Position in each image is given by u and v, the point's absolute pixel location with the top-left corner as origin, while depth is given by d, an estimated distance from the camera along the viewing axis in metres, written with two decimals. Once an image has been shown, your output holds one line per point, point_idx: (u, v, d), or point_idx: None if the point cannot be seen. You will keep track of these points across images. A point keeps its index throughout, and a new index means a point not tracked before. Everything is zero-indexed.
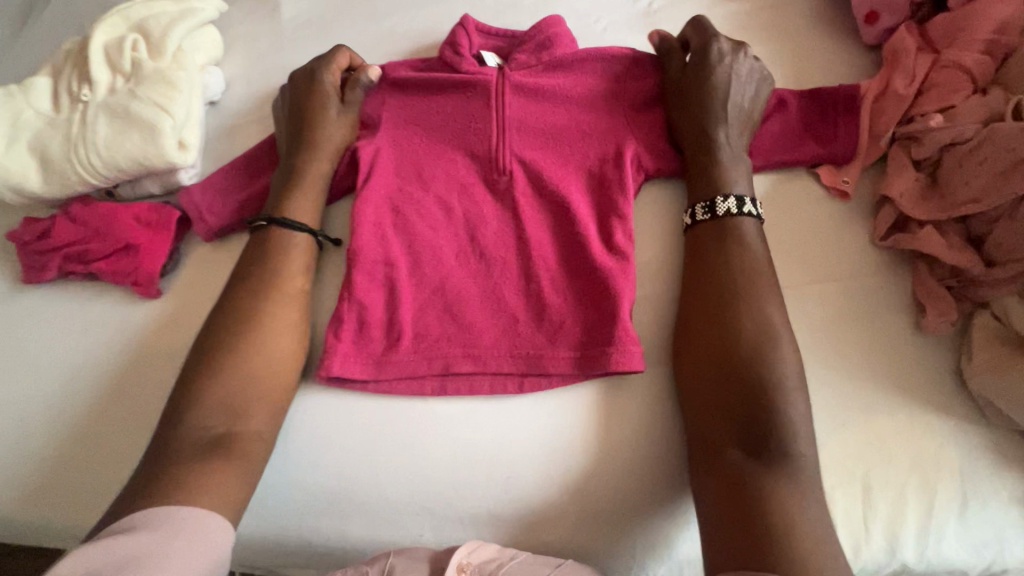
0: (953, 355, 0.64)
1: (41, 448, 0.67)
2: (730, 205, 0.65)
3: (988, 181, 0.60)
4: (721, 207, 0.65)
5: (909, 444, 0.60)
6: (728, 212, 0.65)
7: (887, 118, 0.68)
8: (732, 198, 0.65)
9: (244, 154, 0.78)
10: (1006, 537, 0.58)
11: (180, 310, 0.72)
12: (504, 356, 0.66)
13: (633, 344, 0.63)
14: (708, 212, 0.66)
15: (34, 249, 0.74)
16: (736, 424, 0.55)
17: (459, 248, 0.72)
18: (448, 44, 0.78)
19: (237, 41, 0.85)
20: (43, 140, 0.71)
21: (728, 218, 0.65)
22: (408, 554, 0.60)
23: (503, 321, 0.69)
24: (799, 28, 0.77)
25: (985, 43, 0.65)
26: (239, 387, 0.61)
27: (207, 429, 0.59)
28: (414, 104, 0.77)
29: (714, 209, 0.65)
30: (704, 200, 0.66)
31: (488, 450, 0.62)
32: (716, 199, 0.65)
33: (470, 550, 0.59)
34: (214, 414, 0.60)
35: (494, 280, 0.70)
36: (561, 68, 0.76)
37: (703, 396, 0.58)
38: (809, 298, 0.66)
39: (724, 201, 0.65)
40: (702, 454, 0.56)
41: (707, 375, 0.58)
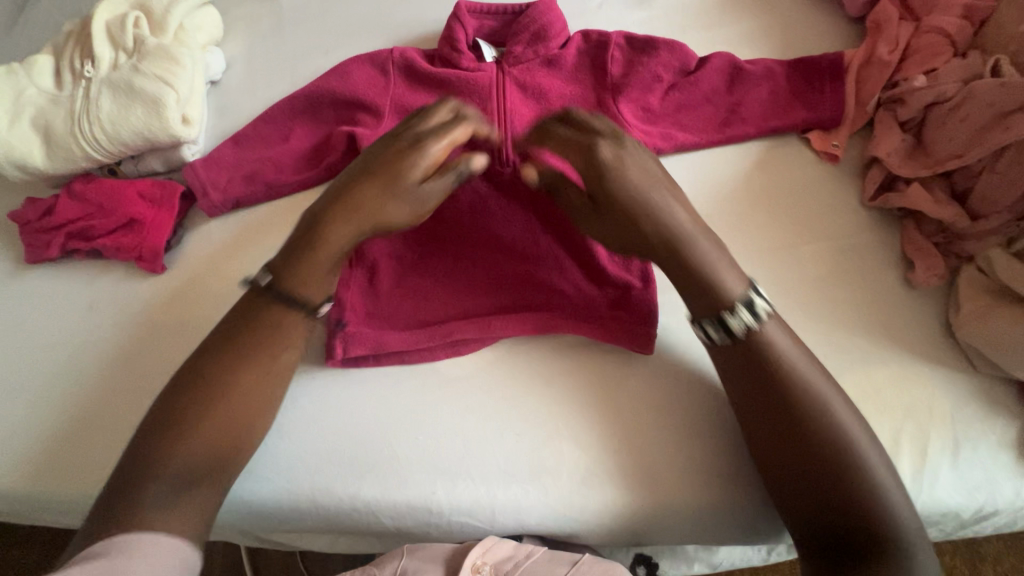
0: (942, 308, 0.66)
1: (46, 422, 0.67)
2: (745, 321, 0.54)
3: (969, 136, 0.63)
4: (737, 326, 0.54)
5: (902, 392, 0.63)
6: (745, 331, 0.54)
7: (873, 85, 0.71)
8: (744, 311, 0.54)
9: (244, 130, 0.78)
10: (997, 480, 0.60)
11: (186, 283, 0.72)
12: (510, 328, 0.67)
13: (640, 319, 0.65)
14: (724, 336, 0.55)
15: (37, 227, 0.74)
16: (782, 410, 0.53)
17: (463, 235, 0.72)
18: (445, 40, 0.78)
19: (238, 22, 0.86)
20: (46, 116, 0.72)
21: (747, 338, 0.54)
22: (420, 555, 0.59)
23: (511, 298, 0.70)
24: (786, 2, 0.80)
25: (963, 9, 0.68)
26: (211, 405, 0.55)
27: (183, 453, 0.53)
28: (413, 97, 0.77)
29: (729, 330, 0.55)
30: (713, 318, 0.55)
31: (493, 410, 0.64)
32: (726, 317, 0.55)
33: (486, 549, 0.58)
34: (190, 440, 0.53)
35: (501, 263, 0.71)
36: (557, 58, 0.76)
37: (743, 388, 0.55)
38: (802, 258, 0.68)
39: (734, 316, 0.54)
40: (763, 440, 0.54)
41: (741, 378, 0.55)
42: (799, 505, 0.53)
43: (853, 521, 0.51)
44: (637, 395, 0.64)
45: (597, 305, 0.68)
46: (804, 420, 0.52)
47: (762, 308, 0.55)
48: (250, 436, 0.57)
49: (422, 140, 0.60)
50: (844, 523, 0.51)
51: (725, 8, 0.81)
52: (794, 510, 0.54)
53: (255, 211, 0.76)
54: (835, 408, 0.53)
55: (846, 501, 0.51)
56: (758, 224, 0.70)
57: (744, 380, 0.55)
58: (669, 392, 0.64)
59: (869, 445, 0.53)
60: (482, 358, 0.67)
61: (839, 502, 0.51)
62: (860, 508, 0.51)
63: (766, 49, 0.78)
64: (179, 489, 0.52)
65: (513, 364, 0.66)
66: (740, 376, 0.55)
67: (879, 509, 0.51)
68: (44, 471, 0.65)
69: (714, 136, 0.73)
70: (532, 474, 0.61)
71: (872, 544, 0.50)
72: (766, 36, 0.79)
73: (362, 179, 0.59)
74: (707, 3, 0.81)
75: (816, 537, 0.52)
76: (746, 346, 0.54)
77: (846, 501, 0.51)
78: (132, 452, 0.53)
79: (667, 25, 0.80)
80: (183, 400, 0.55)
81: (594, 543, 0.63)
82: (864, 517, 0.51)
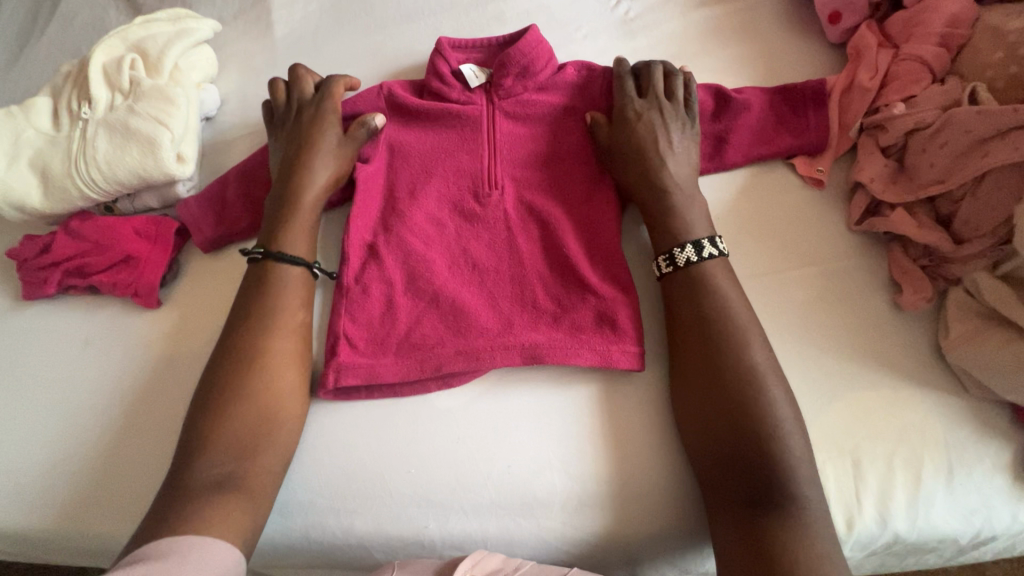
0: (932, 331, 0.66)
1: (40, 459, 0.67)
2: (689, 254, 0.64)
3: (950, 162, 0.64)
4: (682, 258, 0.65)
5: (894, 417, 0.62)
6: (689, 262, 0.64)
7: (855, 111, 0.73)
8: (690, 246, 0.65)
9: (238, 166, 0.79)
10: (993, 505, 0.60)
11: (193, 310, 0.74)
12: (499, 352, 0.66)
13: (632, 343, 0.65)
14: (671, 265, 0.65)
15: (34, 264, 0.75)
16: (727, 414, 0.57)
17: (451, 260, 0.73)
18: (432, 74, 0.79)
19: (232, 60, 0.88)
20: (45, 158, 0.74)
21: (690, 267, 0.64)
22: (413, 568, 0.59)
23: (499, 321, 0.69)
24: (768, 30, 0.82)
25: (939, 37, 0.70)
26: (237, 419, 0.60)
27: (215, 468, 0.57)
28: (409, 129, 0.79)
29: (675, 260, 0.65)
30: (664, 252, 0.66)
31: (487, 441, 0.64)
32: (674, 250, 0.65)
33: (476, 561, 0.57)
34: (222, 452, 0.58)
35: (490, 290, 0.71)
36: (546, 91, 0.78)
37: (699, 394, 0.59)
38: (792, 282, 0.69)
39: (682, 251, 0.65)
40: (704, 444, 0.58)
41: (697, 390, 0.60)
42: (715, 467, 0.56)
43: (767, 481, 0.53)
44: (630, 424, 0.64)
45: (587, 332, 0.67)
46: (757, 437, 0.55)
47: (710, 250, 0.65)
48: (282, 445, 0.62)
49: (318, 103, 0.76)
50: (757, 479, 0.54)
51: (709, 37, 0.82)
52: (709, 470, 0.57)
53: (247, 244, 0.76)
54: (769, 382, 0.58)
55: (762, 460, 0.54)
56: (747, 251, 0.71)
57: (691, 330, 0.62)
58: (662, 422, 0.63)
59: (811, 484, 0.54)
60: (472, 391, 0.67)
61: (748, 462, 0.54)
62: (773, 470, 0.54)
63: (749, 76, 0.79)
64: (216, 492, 0.56)
65: (504, 396, 0.66)
66: (684, 327, 0.63)
67: (786, 473, 0.54)
68: (40, 508, 0.65)
69: (705, 165, 0.74)
70: (523, 505, 0.62)
71: (775, 500, 0.53)
72: (748, 64, 0.80)
73: (292, 149, 0.74)
74: (691, 33, 0.83)
75: (727, 493, 0.55)
76: (691, 276, 0.64)
77: (768, 471, 0.54)
78: (173, 465, 0.58)
79: (651, 55, 0.82)
80: (223, 410, 0.60)
81: (584, 564, 0.64)
82: (777, 479, 0.53)
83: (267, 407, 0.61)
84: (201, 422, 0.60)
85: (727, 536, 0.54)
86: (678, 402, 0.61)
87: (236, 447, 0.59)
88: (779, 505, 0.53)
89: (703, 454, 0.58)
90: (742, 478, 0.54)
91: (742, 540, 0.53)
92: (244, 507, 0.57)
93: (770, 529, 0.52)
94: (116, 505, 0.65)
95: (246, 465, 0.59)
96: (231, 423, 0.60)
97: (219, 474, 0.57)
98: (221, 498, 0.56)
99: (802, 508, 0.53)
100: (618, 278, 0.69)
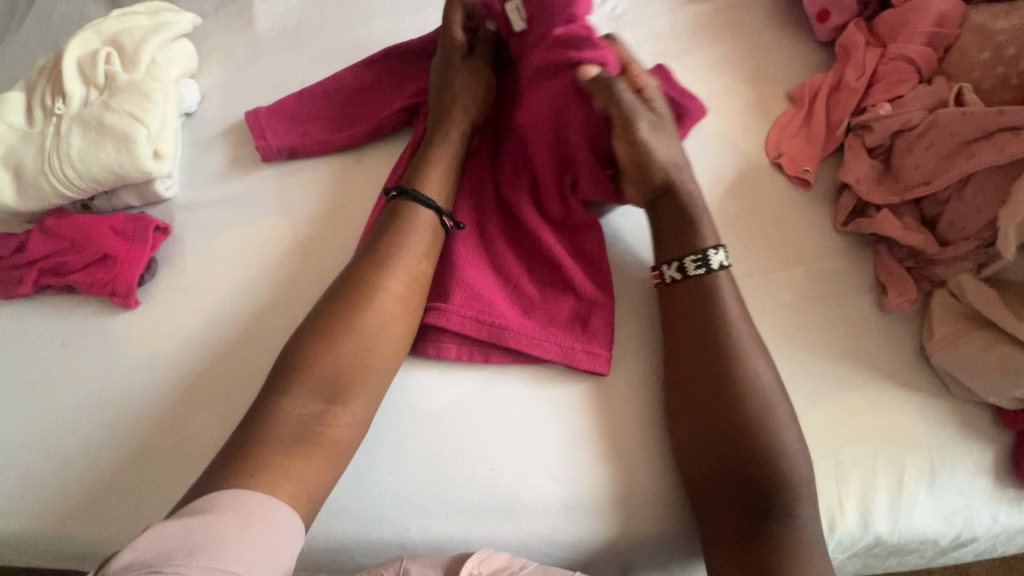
0: (917, 333, 0.66)
1: (11, 464, 0.65)
2: (722, 259, 0.63)
3: (936, 164, 0.64)
4: (715, 261, 0.63)
5: (879, 417, 0.62)
6: (721, 266, 0.63)
7: (842, 110, 0.72)
8: (722, 252, 0.64)
9: (325, 81, 0.81)
10: (974, 506, 0.60)
11: (259, 253, 0.74)
12: (476, 316, 0.66)
13: (600, 346, 0.65)
14: (703, 265, 0.63)
15: (9, 264, 0.73)
16: (724, 428, 0.57)
17: (469, 210, 0.73)
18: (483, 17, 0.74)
19: (213, 53, 0.86)
20: (18, 155, 0.72)
21: (719, 271, 0.63)
22: (421, 559, 0.59)
23: (484, 282, 0.68)
24: (757, 27, 0.81)
25: (928, 36, 0.69)
26: (333, 364, 0.60)
27: (304, 412, 0.57)
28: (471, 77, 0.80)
29: (707, 262, 0.63)
30: (696, 253, 0.64)
31: (479, 445, 0.63)
32: (708, 252, 0.63)
33: (481, 558, 0.57)
34: (312, 394, 0.58)
35: (488, 253, 0.71)
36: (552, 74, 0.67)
37: (698, 408, 0.58)
38: (778, 283, 0.68)
39: (716, 255, 0.63)
40: (703, 455, 0.57)
41: (699, 404, 0.59)
42: (711, 482, 0.56)
43: (769, 497, 0.54)
44: (612, 426, 0.63)
45: (558, 326, 0.67)
46: (756, 452, 0.55)
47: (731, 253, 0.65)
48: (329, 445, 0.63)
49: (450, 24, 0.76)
50: (756, 494, 0.54)
51: (697, 34, 0.81)
52: (701, 480, 0.57)
53: (260, 224, 0.76)
54: (775, 399, 0.58)
55: (760, 475, 0.54)
56: (734, 251, 0.70)
57: (692, 343, 0.61)
58: (645, 424, 0.63)
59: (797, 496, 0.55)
60: (470, 385, 0.66)
61: (744, 467, 0.55)
62: (770, 488, 0.54)
63: (736, 75, 0.79)
64: (296, 438, 0.56)
65: (497, 395, 0.65)
66: (687, 339, 0.61)
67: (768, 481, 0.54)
68: (13, 513, 0.64)
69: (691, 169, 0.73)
70: (508, 511, 0.61)
71: (772, 516, 0.54)
72: (737, 62, 0.79)
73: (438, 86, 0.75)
74: (679, 30, 0.82)
75: (726, 506, 0.55)
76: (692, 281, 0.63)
77: (766, 487, 0.54)
78: None
79: (640, 51, 0.81)
80: (299, 362, 0.59)
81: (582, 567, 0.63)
82: (774, 496, 0.54)
83: (368, 349, 0.61)
84: (282, 367, 0.59)
85: (721, 549, 0.55)
86: (677, 412, 0.60)
87: (324, 389, 0.59)
88: (771, 507, 0.54)
89: (699, 466, 0.57)
90: (736, 493, 0.55)
91: (736, 545, 0.55)
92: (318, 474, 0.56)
93: (769, 545, 0.53)
94: (91, 509, 0.64)
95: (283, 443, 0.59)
96: (319, 370, 0.59)
97: (305, 415, 0.57)
98: (298, 450, 0.55)
99: (790, 513, 0.54)
100: (601, 279, 0.69)
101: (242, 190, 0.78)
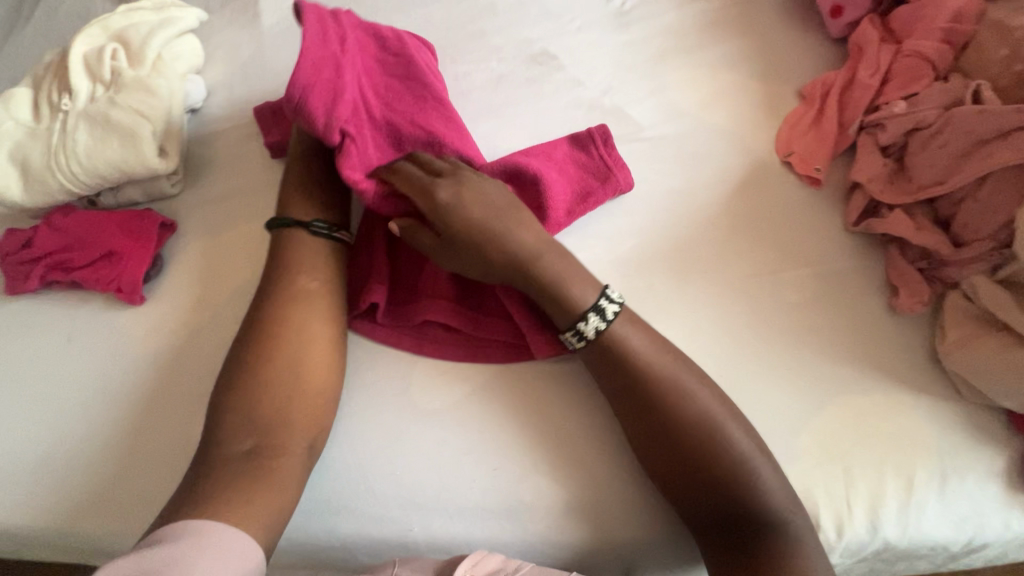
0: (928, 335, 0.65)
1: (19, 458, 0.66)
2: (596, 323, 0.59)
3: (950, 162, 0.63)
4: (591, 328, 0.59)
5: (888, 422, 0.61)
6: (598, 330, 0.59)
7: (854, 108, 0.71)
8: (596, 316, 0.59)
9: None
10: (985, 512, 0.59)
11: (229, 265, 0.74)
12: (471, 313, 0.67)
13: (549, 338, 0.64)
14: (580, 337, 0.60)
15: (14, 259, 0.73)
16: (690, 451, 0.55)
17: None
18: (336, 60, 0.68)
19: (219, 49, 0.86)
20: (25, 151, 0.72)
21: (601, 334, 0.59)
22: (413, 565, 0.58)
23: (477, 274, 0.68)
24: (767, 23, 0.80)
25: (943, 32, 0.68)
26: (256, 405, 0.59)
27: (240, 445, 0.57)
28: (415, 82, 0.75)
29: (583, 334, 0.59)
30: (571, 326, 0.60)
31: (461, 455, 0.62)
32: (581, 320, 0.59)
33: (476, 560, 0.56)
34: (243, 431, 0.58)
35: None
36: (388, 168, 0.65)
37: (654, 434, 0.57)
38: (785, 284, 0.67)
39: (588, 322, 0.59)
40: (682, 474, 0.56)
41: (652, 431, 0.57)
42: (695, 500, 0.56)
43: (750, 513, 0.54)
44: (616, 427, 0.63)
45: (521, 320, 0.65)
46: (729, 467, 0.54)
47: (612, 310, 0.60)
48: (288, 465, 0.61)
49: None
50: (738, 509, 0.54)
51: (706, 30, 0.80)
52: (683, 498, 0.56)
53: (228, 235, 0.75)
54: (726, 421, 0.56)
55: (737, 493, 0.54)
56: (740, 251, 0.69)
57: (630, 382, 0.58)
58: None
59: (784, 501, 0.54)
60: (456, 392, 0.65)
61: (728, 484, 0.54)
62: (748, 504, 0.54)
63: (746, 72, 0.77)
64: (243, 468, 0.56)
65: (489, 401, 0.65)
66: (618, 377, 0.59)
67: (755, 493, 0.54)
68: (21, 507, 0.64)
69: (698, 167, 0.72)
70: (509, 514, 0.61)
71: (760, 529, 0.53)
72: (746, 59, 0.78)
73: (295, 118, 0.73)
74: (687, 27, 0.81)
75: (716, 520, 0.55)
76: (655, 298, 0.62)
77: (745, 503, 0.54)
78: None
79: (647, 47, 0.80)
80: (243, 396, 0.59)
81: (580, 568, 0.62)
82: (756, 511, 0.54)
83: (292, 384, 0.60)
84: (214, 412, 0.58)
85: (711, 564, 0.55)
86: (637, 439, 0.59)
87: (253, 426, 0.58)
88: (766, 515, 0.54)
89: (681, 481, 0.56)
90: (721, 509, 0.54)
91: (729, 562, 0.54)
92: (267, 504, 0.56)
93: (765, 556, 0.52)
94: (98, 504, 0.64)
95: (256, 455, 0.58)
96: (243, 415, 0.58)
97: (240, 450, 0.57)
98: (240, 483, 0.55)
99: (785, 515, 0.54)
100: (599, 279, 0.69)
101: (246, 186, 0.78)
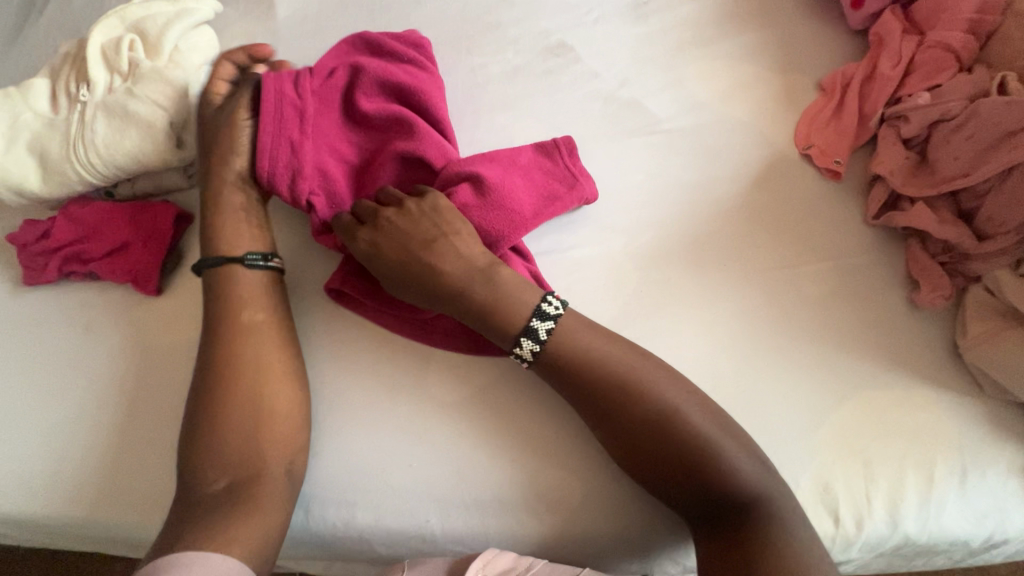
0: (949, 330, 0.65)
1: (39, 446, 0.66)
2: (530, 346, 0.59)
3: (975, 155, 0.62)
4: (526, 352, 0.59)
5: (908, 417, 0.61)
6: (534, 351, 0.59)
7: (876, 100, 0.70)
8: (527, 340, 0.59)
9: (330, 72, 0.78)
10: (1006, 508, 0.59)
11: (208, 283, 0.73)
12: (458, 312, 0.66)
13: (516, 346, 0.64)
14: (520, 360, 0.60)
15: (33, 250, 0.73)
16: (673, 450, 0.55)
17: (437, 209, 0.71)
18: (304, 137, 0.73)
19: (234, 41, 0.86)
20: (43, 142, 0.72)
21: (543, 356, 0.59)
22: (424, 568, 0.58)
23: None
24: (787, 15, 0.79)
25: (968, 23, 0.67)
26: (220, 443, 0.59)
27: (212, 484, 0.58)
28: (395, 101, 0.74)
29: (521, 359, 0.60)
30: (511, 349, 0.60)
31: (474, 444, 0.63)
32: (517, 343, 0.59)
33: (488, 560, 0.56)
34: (211, 468, 0.58)
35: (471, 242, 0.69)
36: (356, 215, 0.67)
37: (633, 437, 0.56)
38: (804, 277, 0.67)
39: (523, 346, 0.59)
40: (668, 472, 0.56)
41: (630, 432, 0.57)
42: (693, 497, 0.55)
43: (738, 505, 0.54)
44: None
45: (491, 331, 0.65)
46: (711, 462, 0.54)
47: (545, 329, 0.59)
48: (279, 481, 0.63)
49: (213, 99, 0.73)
50: (726, 502, 0.54)
51: (725, 22, 0.79)
52: (681, 494, 0.56)
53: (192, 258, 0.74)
54: (695, 415, 0.56)
55: (719, 486, 0.54)
56: (759, 244, 0.68)
57: (600, 389, 0.58)
58: None
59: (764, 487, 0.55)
60: (467, 385, 0.65)
61: (718, 477, 0.54)
62: (730, 495, 0.54)
63: (766, 64, 0.77)
64: (225, 498, 0.57)
65: (496, 392, 0.64)
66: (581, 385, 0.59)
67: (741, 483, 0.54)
68: (42, 495, 0.65)
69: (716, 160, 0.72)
70: (523, 503, 0.61)
71: (753, 517, 0.53)
72: (766, 51, 0.77)
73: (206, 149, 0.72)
74: (706, 18, 0.80)
75: (720, 513, 0.54)
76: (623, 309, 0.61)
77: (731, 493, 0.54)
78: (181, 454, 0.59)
79: (665, 39, 0.79)
80: (211, 427, 0.59)
81: (597, 558, 0.62)
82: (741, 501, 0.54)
83: (254, 417, 0.60)
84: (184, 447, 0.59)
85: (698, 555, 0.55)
86: (613, 445, 0.58)
87: (226, 463, 0.58)
88: (771, 514, 0.53)
89: (671, 479, 0.55)
90: (712, 502, 0.55)
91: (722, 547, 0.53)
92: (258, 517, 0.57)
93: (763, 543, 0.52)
94: (118, 493, 0.65)
95: (261, 457, 0.59)
96: (208, 452, 0.59)
97: (211, 488, 0.58)
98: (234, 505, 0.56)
99: (769, 502, 0.54)
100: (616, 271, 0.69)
101: None
